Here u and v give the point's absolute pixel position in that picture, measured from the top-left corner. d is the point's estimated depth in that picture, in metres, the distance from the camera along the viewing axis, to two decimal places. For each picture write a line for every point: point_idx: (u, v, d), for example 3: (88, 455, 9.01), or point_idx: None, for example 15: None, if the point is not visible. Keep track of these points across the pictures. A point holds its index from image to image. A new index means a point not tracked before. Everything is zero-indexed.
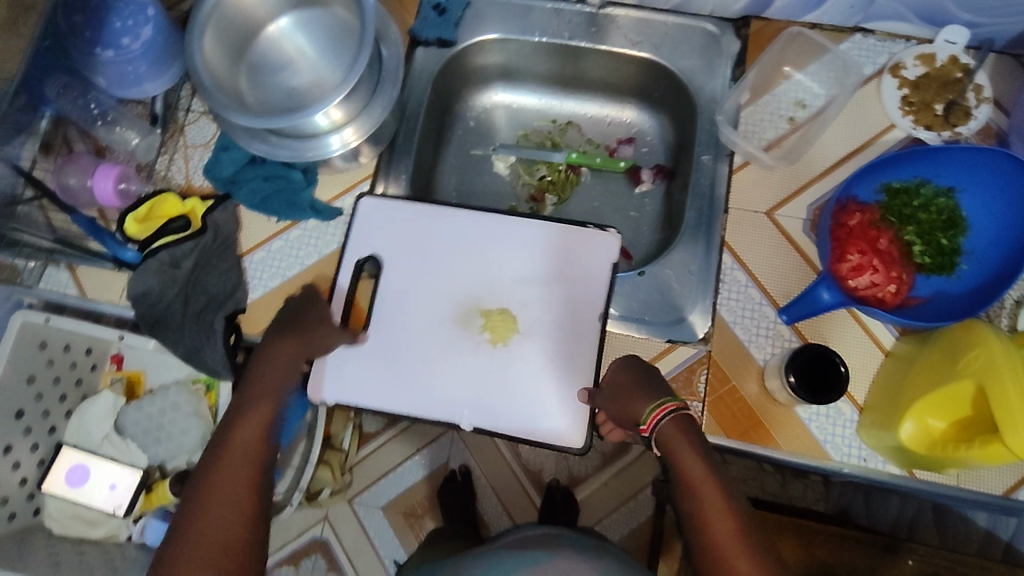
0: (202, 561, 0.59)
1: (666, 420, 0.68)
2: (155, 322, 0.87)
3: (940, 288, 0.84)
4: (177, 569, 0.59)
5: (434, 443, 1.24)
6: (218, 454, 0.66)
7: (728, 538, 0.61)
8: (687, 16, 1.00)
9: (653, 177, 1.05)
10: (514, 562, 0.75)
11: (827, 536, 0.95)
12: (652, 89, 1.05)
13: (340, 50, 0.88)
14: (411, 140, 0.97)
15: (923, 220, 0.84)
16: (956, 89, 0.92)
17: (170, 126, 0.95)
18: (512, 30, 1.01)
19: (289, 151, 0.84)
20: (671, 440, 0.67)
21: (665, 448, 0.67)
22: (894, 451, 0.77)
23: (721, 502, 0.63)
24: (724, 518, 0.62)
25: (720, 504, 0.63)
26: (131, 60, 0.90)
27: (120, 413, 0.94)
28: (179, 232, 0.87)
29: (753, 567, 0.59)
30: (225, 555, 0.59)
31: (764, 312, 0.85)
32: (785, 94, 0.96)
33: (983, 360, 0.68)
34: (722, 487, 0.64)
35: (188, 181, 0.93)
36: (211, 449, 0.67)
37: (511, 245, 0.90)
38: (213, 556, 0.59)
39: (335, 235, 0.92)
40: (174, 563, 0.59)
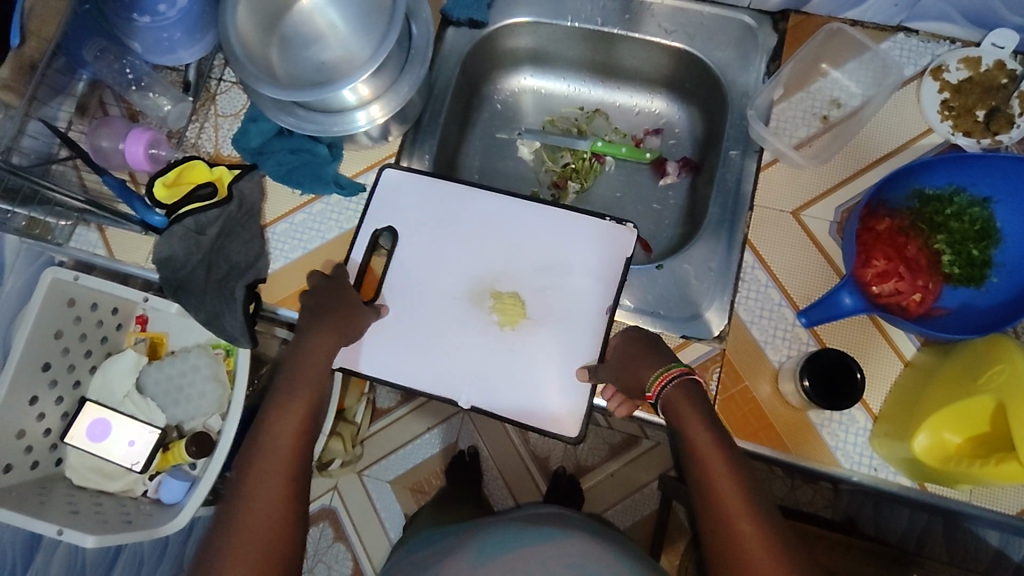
0: (253, 521, 0.65)
1: (670, 386, 0.73)
2: (178, 287, 0.89)
3: (967, 300, 0.82)
4: (233, 529, 0.65)
5: (446, 422, 1.26)
6: (267, 429, 0.72)
7: (731, 498, 0.65)
8: (724, 7, 0.97)
9: (678, 170, 1.03)
10: (526, 535, 0.76)
11: (831, 543, 0.98)
12: (684, 80, 1.03)
13: (371, 27, 0.88)
14: (437, 120, 0.97)
15: (954, 229, 0.82)
16: (1000, 95, 0.89)
17: (202, 95, 0.97)
18: (544, 14, 1.00)
19: (316, 125, 0.85)
20: (676, 402, 0.72)
21: (672, 412, 0.72)
22: (906, 463, 0.75)
23: (723, 466, 0.67)
24: (728, 478, 0.66)
25: (722, 467, 0.67)
26: (166, 27, 0.91)
27: (142, 372, 0.97)
28: (205, 200, 0.88)
29: (755, 528, 0.63)
30: (271, 517, 0.65)
31: (783, 314, 0.84)
32: (820, 92, 0.93)
33: (1006, 376, 0.66)
34: (725, 453, 0.68)
35: (217, 150, 0.94)
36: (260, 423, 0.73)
37: (530, 230, 0.89)
38: (261, 517, 0.65)
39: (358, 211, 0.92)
40: (229, 524, 0.65)
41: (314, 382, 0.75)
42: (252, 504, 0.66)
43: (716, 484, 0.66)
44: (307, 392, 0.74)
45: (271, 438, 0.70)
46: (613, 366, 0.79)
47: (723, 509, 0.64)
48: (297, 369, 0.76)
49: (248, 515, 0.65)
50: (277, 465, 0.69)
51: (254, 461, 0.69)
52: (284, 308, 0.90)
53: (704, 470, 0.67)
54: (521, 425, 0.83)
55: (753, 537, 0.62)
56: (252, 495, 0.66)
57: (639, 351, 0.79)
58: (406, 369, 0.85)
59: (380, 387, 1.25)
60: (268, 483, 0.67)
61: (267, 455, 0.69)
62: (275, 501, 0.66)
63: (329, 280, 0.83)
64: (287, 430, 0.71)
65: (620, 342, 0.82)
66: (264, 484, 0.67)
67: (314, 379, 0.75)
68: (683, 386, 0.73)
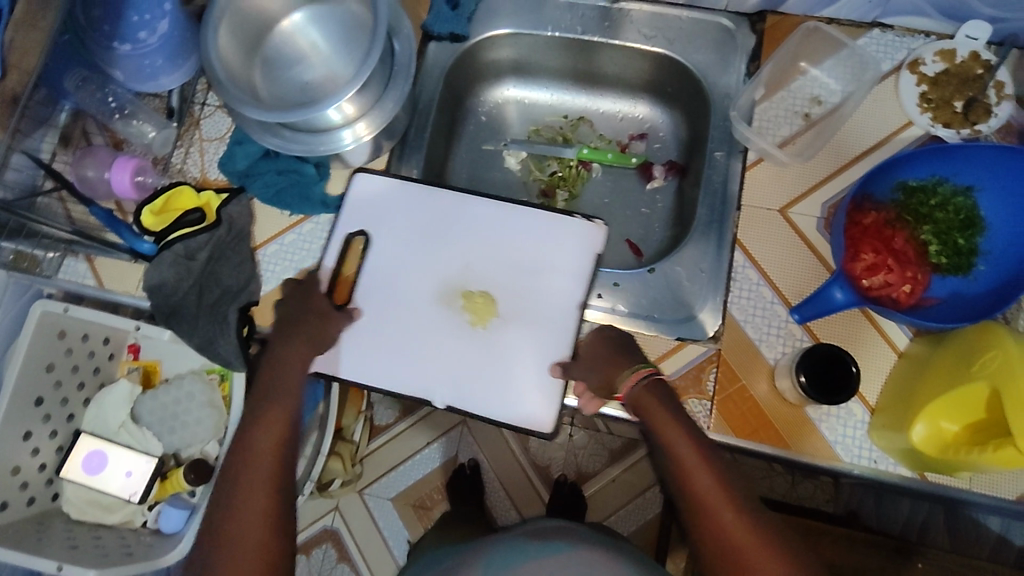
0: (239, 542, 0.64)
1: (639, 385, 0.73)
2: (169, 313, 0.88)
3: (956, 289, 0.83)
4: (220, 552, 0.64)
5: (446, 435, 1.26)
6: (242, 447, 0.70)
7: (710, 493, 0.65)
8: (702, 11, 0.99)
9: (665, 173, 1.04)
10: (535, 550, 0.75)
11: (834, 538, 0.98)
12: (666, 84, 1.04)
13: (354, 47, 0.88)
14: (423, 135, 0.97)
15: (940, 220, 0.83)
16: (977, 85, 0.90)
17: (186, 120, 0.96)
18: (524, 25, 1.01)
19: (302, 145, 0.85)
20: (644, 403, 0.72)
21: (642, 412, 0.72)
22: (904, 453, 0.76)
23: (698, 462, 0.67)
24: (706, 472, 0.66)
25: (698, 463, 0.67)
26: (147, 54, 0.92)
27: (136, 402, 0.96)
28: (194, 224, 0.88)
29: (737, 519, 0.63)
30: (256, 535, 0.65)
31: (776, 312, 0.84)
32: (801, 90, 0.95)
33: (999, 361, 0.67)
34: (699, 448, 0.68)
35: (204, 174, 0.94)
36: (235, 442, 0.71)
37: (497, 229, 0.90)
38: (246, 537, 0.65)
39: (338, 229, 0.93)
40: (215, 548, 0.65)
41: (286, 393, 0.74)
42: (235, 525, 0.65)
43: (693, 482, 0.66)
44: (280, 404, 0.72)
45: (248, 456, 0.69)
46: (585, 367, 0.80)
47: (709, 507, 0.64)
48: (268, 384, 0.75)
49: (232, 536, 0.65)
50: (257, 482, 0.67)
51: (231, 482, 0.68)
52: None
53: (681, 467, 0.67)
54: (496, 422, 0.82)
55: (739, 529, 0.63)
56: (233, 517, 0.66)
57: (610, 351, 0.80)
58: (398, 382, 0.84)
59: (378, 404, 1.25)
60: (250, 502, 0.66)
61: (244, 474, 0.68)
62: (261, 519, 0.66)
63: (300, 286, 0.84)
64: (262, 446, 0.70)
65: (591, 342, 0.82)
66: (244, 504, 0.66)
67: (286, 390, 0.74)
68: (651, 384, 0.73)
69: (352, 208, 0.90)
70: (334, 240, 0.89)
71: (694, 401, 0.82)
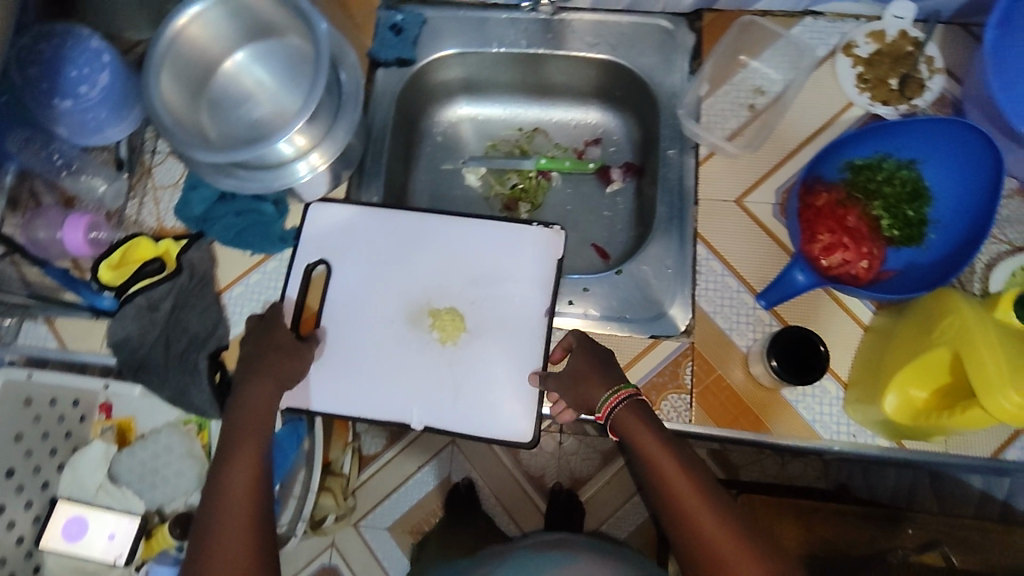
0: None
1: (621, 407, 0.72)
2: (137, 367, 0.87)
3: (912, 259, 0.85)
4: None
5: (436, 457, 1.25)
6: (214, 500, 0.68)
7: (693, 506, 0.65)
8: (641, 14, 1.01)
9: (623, 174, 1.06)
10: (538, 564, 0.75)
11: (827, 514, 0.94)
12: (613, 88, 1.06)
13: (298, 79, 0.89)
14: (379, 161, 0.97)
15: (888, 194, 0.86)
16: (908, 62, 0.94)
17: (137, 169, 0.95)
18: (469, 44, 1.02)
19: (259, 183, 0.84)
20: (627, 424, 0.71)
21: (625, 432, 0.72)
22: (881, 424, 0.78)
23: (680, 475, 0.67)
24: (682, 479, 0.67)
25: (680, 476, 0.67)
26: (91, 108, 0.90)
27: (113, 461, 0.91)
28: (154, 276, 0.88)
29: (718, 526, 0.64)
30: None
31: (743, 299, 0.86)
32: (743, 82, 0.97)
33: (956, 327, 0.69)
34: (681, 463, 0.68)
35: (160, 223, 0.93)
36: (205, 495, 0.69)
37: (458, 245, 0.90)
38: None
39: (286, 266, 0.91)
40: None
41: (247, 447, 0.71)
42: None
43: (675, 495, 0.66)
44: (246, 455, 0.70)
45: (219, 518, 0.67)
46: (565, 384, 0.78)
47: (693, 519, 0.65)
48: (230, 436, 0.72)
49: None
50: (234, 542, 0.65)
51: (202, 544, 0.65)
52: None
53: (659, 477, 0.68)
54: (476, 437, 0.82)
55: (721, 536, 0.64)
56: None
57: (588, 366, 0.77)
58: (375, 409, 0.83)
59: (364, 434, 1.23)
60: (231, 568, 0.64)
61: (219, 539, 0.66)
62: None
63: (262, 320, 0.81)
64: (234, 504, 0.68)
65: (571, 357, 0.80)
66: (223, 561, 0.64)
67: (248, 442, 0.71)
68: (621, 398, 0.73)
69: (315, 242, 0.90)
70: (295, 271, 0.88)
71: (674, 395, 0.83)
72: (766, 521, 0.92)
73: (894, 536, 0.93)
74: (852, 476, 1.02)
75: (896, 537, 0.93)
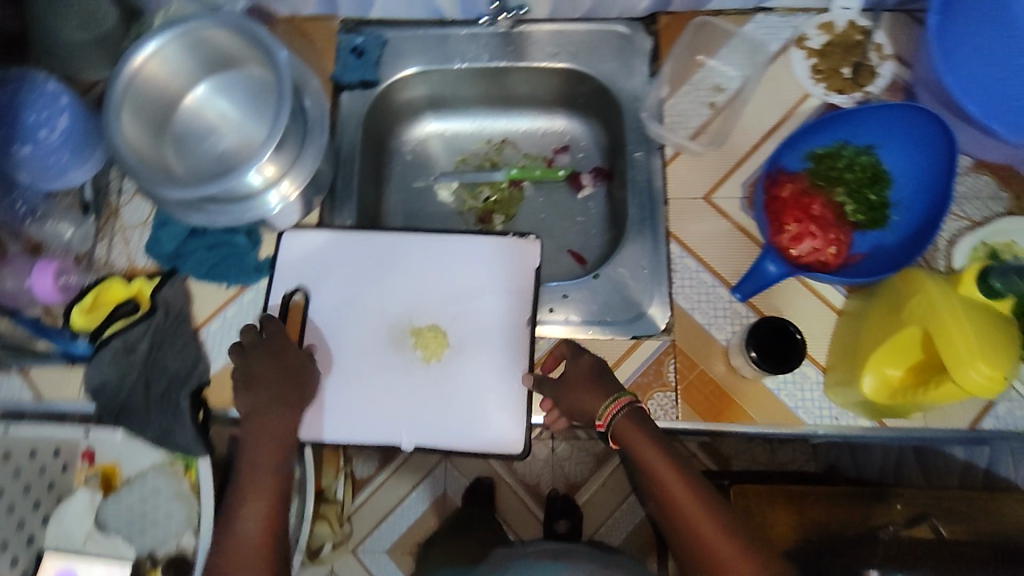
0: None
1: (621, 414, 0.72)
2: (118, 411, 0.85)
3: (878, 242, 0.87)
4: None
5: (429, 475, 1.24)
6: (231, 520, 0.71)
7: (691, 510, 0.66)
8: (598, 21, 1.03)
9: (593, 180, 1.08)
10: None
11: (816, 497, 0.95)
12: (577, 96, 1.08)
13: (262, 109, 0.88)
14: (351, 184, 0.97)
15: (850, 180, 0.89)
16: (859, 51, 0.97)
17: (104, 211, 0.95)
18: (431, 62, 1.03)
19: (230, 217, 0.84)
20: (627, 432, 0.71)
21: (625, 441, 0.72)
22: (861, 405, 0.80)
23: (678, 480, 0.68)
24: (679, 484, 0.68)
25: (678, 480, 0.68)
26: (52, 152, 0.89)
27: (99, 509, 0.89)
28: (129, 316, 0.87)
29: (716, 526, 0.65)
30: None
31: (719, 294, 0.88)
32: (702, 81, 1.00)
33: (924, 305, 0.71)
34: (679, 468, 0.69)
35: (131, 263, 0.92)
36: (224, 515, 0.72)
37: (436, 262, 0.91)
38: None
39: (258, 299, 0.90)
40: None
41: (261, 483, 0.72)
42: None
43: (673, 499, 0.67)
44: (258, 493, 0.72)
45: (234, 554, 0.69)
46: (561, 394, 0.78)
47: (689, 521, 0.66)
48: (242, 472, 0.73)
49: None
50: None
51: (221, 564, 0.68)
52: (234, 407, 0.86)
53: (655, 479, 0.69)
54: (466, 452, 0.82)
55: (718, 537, 0.65)
56: None
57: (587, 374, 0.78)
58: (362, 432, 0.83)
59: (356, 458, 1.22)
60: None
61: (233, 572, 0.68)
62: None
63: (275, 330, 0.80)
64: (247, 540, 0.69)
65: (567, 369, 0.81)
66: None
67: (262, 477, 0.72)
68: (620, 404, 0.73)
69: (292, 270, 0.90)
70: (273, 300, 0.89)
71: (659, 394, 0.84)
72: (757, 506, 0.94)
73: (881, 512, 0.92)
74: (840, 456, 1.09)
75: (884, 512, 0.92)
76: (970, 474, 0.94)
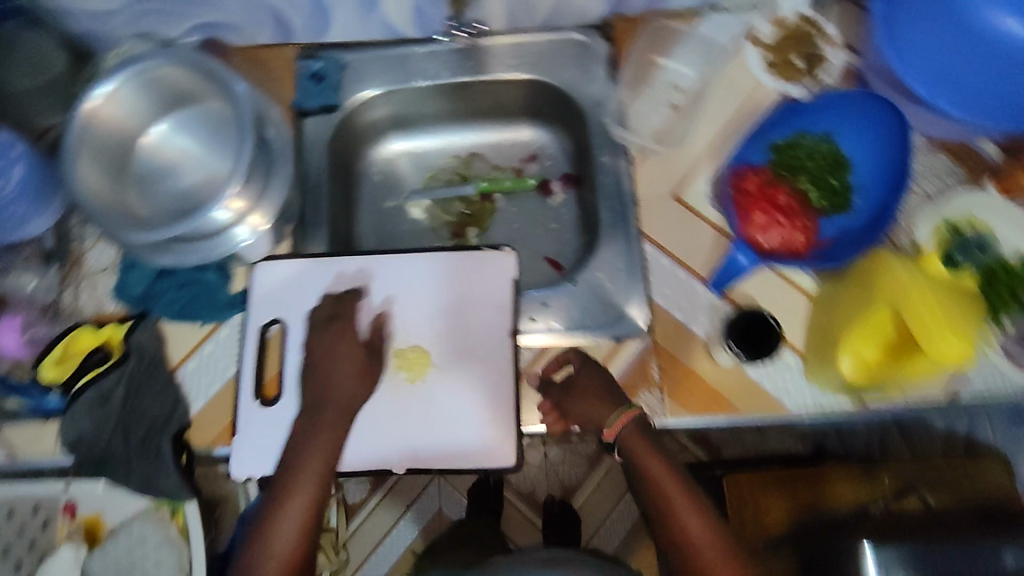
0: None
1: (629, 425, 0.79)
2: (98, 463, 0.83)
3: (845, 226, 0.88)
4: None
5: (422, 495, 1.23)
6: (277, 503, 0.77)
7: (687, 517, 0.75)
8: (555, 30, 1.04)
9: (563, 186, 1.08)
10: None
11: (806, 479, 1.00)
12: (540, 104, 1.08)
13: (222, 142, 0.88)
14: (321, 209, 0.96)
15: (811, 168, 0.90)
16: (809, 42, 0.98)
17: (68, 258, 0.91)
18: (392, 82, 1.03)
19: (199, 254, 0.84)
20: (632, 441, 0.78)
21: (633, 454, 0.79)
22: (843, 387, 0.81)
23: (676, 488, 0.77)
24: (676, 492, 0.77)
25: (676, 489, 0.77)
26: (12, 203, 0.89)
27: (85, 563, 0.86)
28: (101, 364, 0.84)
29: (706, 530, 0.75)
30: None
31: (695, 289, 0.89)
32: (661, 83, 1.00)
33: (893, 284, 0.77)
34: (677, 478, 0.78)
35: (99, 309, 0.89)
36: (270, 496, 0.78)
37: (410, 280, 0.89)
38: None
39: (235, 334, 0.88)
40: None
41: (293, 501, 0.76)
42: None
43: (671, 504, 0.76)
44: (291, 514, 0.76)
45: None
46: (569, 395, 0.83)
47: (679, 524, 0.75)
48: (288, 470, 0.78)
49: None
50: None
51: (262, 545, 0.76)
52: (219, 447, 0.83)
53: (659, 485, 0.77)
54: (455, 472, 0.82)
55: (706, 547, 0.74)
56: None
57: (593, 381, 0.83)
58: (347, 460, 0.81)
59: (348, 484, 1.20)
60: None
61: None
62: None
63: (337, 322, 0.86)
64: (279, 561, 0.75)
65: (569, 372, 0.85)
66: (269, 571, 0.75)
67: (298, 491, 0.76)
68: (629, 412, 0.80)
69: (265, 302, 0.87)
70: (250, 336, 0.86)
71: (645, 393, 0.84)
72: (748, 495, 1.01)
73: (872, 487, 0.97)
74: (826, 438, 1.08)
75: (874, 487, 0.97)
76: (951, 443, 0.98)
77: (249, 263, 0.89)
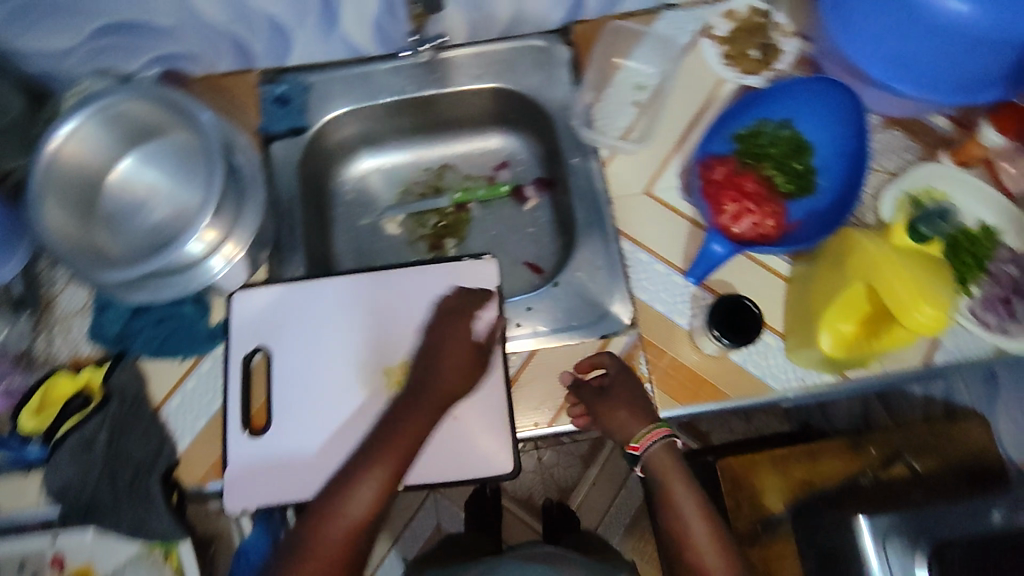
0: None
1: (657, 444, 0.78)
2: (87, 510, 0.81)
3: (812, 208, 0.89)
4: None
5: (420, 511, 1.22)
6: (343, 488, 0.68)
7: (701, 542, 0.74)
8: (516, 38, 1.05)
9: (536, 190, 1.09)
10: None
11: (796, 456, 0.92)
12: (508, 112, 1.09)
13: (190, 172, 0.85)
14: (296, 234, 0.96)
15: (775, 154, 0.91)
16: (763, 32, 1.01)
17: (39, 304, 0.89)
18: (358, 99, 1.03)
19: (175, 289, 0.80)
20: (660, 461, 0.78)
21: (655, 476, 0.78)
22: (824, 363, 0.82)
23: (697, 514, 0.75)
24: (697, 519, 0.75)
25: (697, 515, 0.75)
26: None
27: None
28: (81, 411, 0.83)
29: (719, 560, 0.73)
30: None
31: (675, 281, 0.90)
32: (625, 81, 1.02)
33: (862, 259, 0.76)
34: (698, 503, 0.76)
35: (74, 354, 0.87)
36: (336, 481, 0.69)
37: (393, 297, 0.88)
38: None
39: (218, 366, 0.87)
40: None
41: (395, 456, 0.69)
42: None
43: (685, 529, 0.75)
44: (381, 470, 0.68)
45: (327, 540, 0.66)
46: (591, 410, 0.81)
47: (691, 549, 0.74)
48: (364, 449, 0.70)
49: None
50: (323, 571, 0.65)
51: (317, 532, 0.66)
52: (210, 483, 0.82)
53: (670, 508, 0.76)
54: (457, 482, 0.82)
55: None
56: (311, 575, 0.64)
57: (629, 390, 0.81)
58: None
59: None
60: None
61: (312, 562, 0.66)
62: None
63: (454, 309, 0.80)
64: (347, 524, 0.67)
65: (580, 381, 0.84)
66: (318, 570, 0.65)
67: (394, 448, 0.69)
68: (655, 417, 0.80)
69: (246, 331, 0.86)
70: (233, 368, 0.84)
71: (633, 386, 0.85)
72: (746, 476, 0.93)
73: (857, 459, 0.90)
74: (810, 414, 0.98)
75: (858, 459, 0.89)
76: (929, 410, 0.89)
77: (228, 292, 0.87)
